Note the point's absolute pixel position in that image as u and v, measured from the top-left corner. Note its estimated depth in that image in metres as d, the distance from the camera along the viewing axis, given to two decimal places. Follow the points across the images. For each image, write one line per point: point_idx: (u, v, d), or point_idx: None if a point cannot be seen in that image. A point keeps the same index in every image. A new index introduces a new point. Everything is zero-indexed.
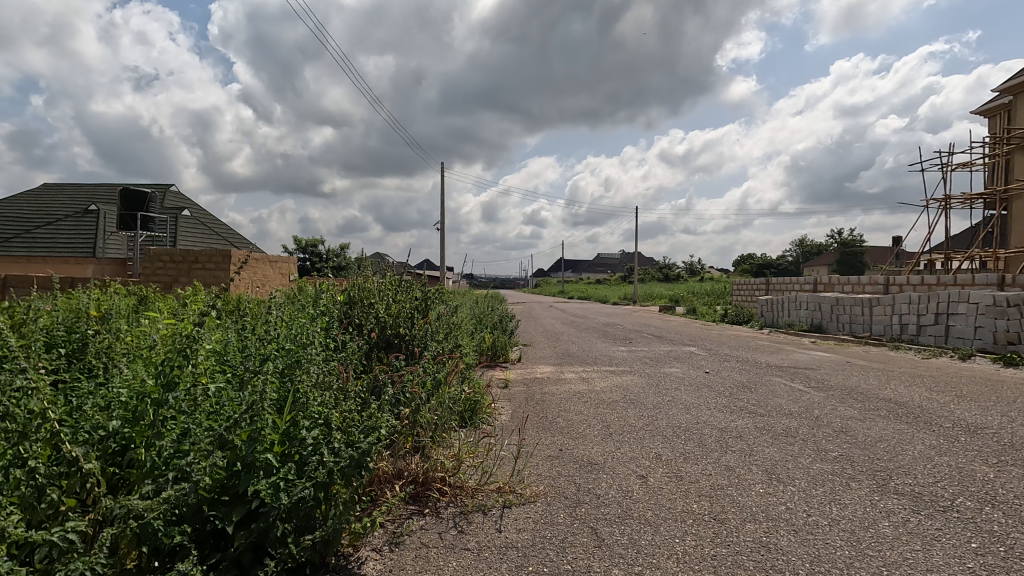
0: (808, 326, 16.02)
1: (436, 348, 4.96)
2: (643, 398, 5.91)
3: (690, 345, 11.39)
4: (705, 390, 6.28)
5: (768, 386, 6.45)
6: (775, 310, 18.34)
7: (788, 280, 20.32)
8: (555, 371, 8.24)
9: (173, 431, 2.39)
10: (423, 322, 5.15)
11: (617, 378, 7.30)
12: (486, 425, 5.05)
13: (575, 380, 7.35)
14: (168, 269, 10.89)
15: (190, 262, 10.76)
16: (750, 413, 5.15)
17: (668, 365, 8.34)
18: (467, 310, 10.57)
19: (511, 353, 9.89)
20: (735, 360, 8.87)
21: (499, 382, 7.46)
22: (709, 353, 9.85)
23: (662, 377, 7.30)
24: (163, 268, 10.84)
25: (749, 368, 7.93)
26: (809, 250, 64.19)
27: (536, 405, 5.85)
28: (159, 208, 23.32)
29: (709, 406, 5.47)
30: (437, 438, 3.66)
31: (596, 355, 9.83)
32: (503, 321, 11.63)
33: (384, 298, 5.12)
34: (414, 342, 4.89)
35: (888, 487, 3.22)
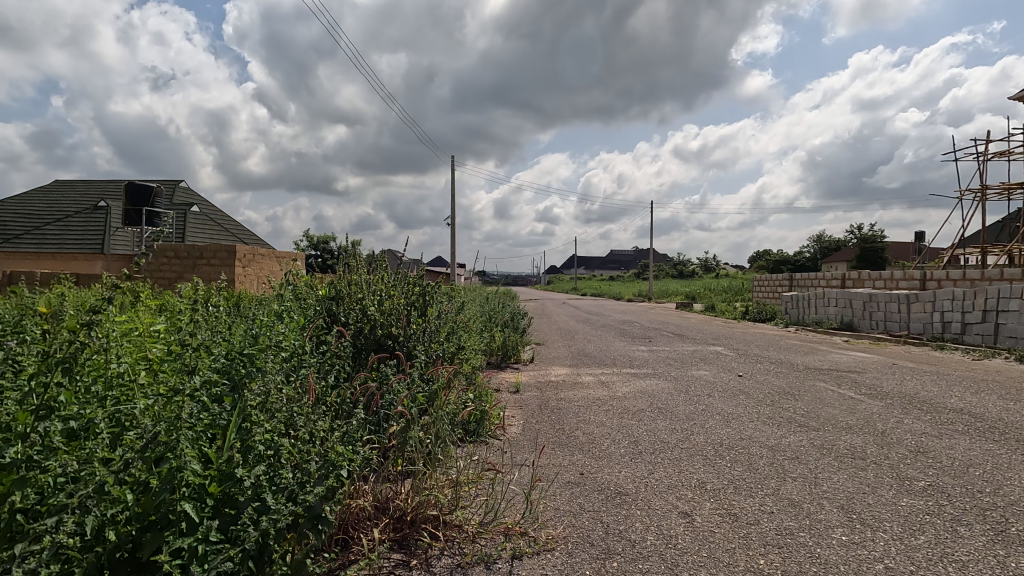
0: (838, 324, 15.13)
1: (434, 351, 4.32)
2: (673, 407, 5.20)
3: (716, 344, 10.63)
4: (742, 398, 5.54)
5: (814, 393, 5.70)
6: (801, 307, 17.45)
7: (813, 276, 19.38)
8: (571, 374, 7.53)
9: (51, 474, 1.75)
10: (421, 321, 4.47)
11: (641, 382, 6.58)
12: (494, 438, 4.39)
13: (594, 384, 6.65)
14: (173, 264, 10.33)
15: (195, 258, 10.18)
16: (801, 427, 4.41)
17: (696, 367, 7.60)
18: (476, 307, 9.92)
19: (523, 353, 9.23)
20: (768, 362, 8.11)
21: (510, 387, 6.80)
22: (738, 354, 9.07)
23: (691, 381, 6.56)
24: (166, 264, 10.30)
25: (786, 372, 7.16)
26: (828, 246, 62.70)
27: (551, 414, 5.18)
28: (167, 204, 22.97)
29: (751, 417, 4.75)
30: (431, 463, 2.99)
31: (615, 355, 9.11)
32: (515, 319, 10.93)
33: (376, 294, 4.45)
34: (409, 344, 4.22)
35: (1012, 537, 2.49)
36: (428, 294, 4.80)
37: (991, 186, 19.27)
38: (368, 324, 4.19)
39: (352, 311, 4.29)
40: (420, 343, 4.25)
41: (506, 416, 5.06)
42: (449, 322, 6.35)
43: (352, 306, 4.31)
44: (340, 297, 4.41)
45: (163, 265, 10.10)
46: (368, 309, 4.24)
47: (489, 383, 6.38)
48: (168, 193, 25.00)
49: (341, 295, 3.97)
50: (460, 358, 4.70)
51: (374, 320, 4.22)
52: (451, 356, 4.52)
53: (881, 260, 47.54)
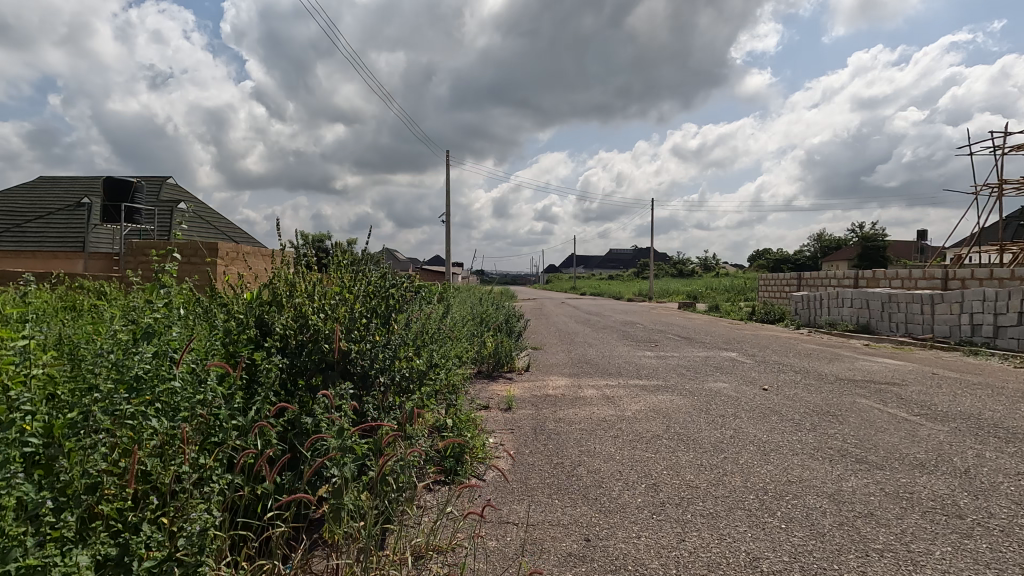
0: (854, 326, 14.24)
1: (399, 369, 3.39)
2: (695, 433, 4.32)
3: (729, 349, 9.74)
4: (775, 421, 4.64)
5: (859, 414, 4.83)
6: (812, 308, 16.59)
7: (823, 275, 18.53)
8: (570, 387, 6.62)
9: None
10: (384, 331, 3.51)
11: (652, 398, 5.68)
12: (474, 478, 3.53)
13: (598, 400, 5.75)
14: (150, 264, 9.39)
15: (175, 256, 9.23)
16: (860, 465, 3.51)
17: (712, 379, 6.72)
18: (466, 310, 9.03)
19: (518, 361, 8.32)
20: (791, 371, 7.23)
21: (500, 403, 5.92)
22: (755, 361, 8.20)
23: (709, 397, 5.67)
24: (144, 263, 9.36)
25: (816, 385, 6.27)
26: (830, 245, 61.93)
27: (547, 442, 4.30)
28: (150, 201, 22.01)
29: (794, 449, 3.86)
30: (362, 553, 2.18)
31: (620, 363, 8.21)
32: (510, 322, 10.04)
33: (327, 297, 3.37)
34: (364, 363, 3.23)
35: None
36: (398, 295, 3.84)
37: (1008, 181, 18.44)
38: (317, 326, 3.04)
39: (285, 300, 3.10)
40: (385, 355, 3.35)
41: (490, 446, 4.16)
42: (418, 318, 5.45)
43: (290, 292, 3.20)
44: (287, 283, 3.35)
45: (141, 263, 9.19)
46: (314, 299, 3.22)
47: (474, 400, 5.51)
48: (153, 189, 24.06)
49: (277, 285, 3.05)
50: (432, 377, 3.80)
51: (328, 310, 3.21)
52: (424, 370, 3.67)
53: (883, 258, 46.84)
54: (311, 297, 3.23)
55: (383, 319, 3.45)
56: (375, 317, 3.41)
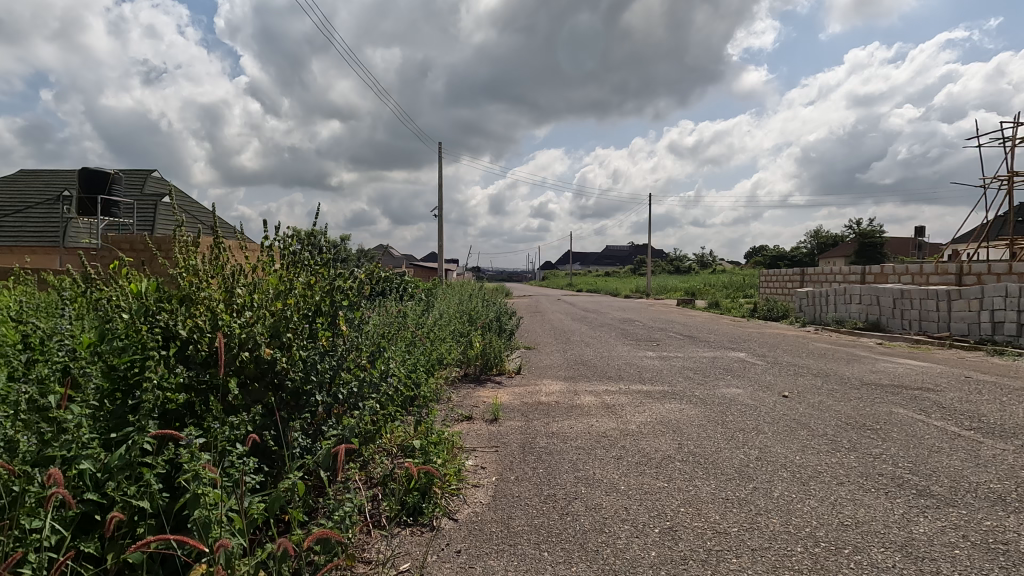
0: (864, 324, 13.59)
1: (342, 384, 2.68)
2: (714, 454, 3.62)
3: (737, 349, 9.05)
4: (804, 437, 3.94)
5: (900, 427, 4.16)
6: (818, 305, 15.94)
7: (828, 271, 17.91)
8: (565, 393, 5.91)
9: None
10: (329, 336, 2.78)
11: (659, 408, 4.98)
12: (441, 516, 2.84)
13: (596, 410, 5.04)
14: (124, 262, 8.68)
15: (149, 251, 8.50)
16: (924, 501, 2.82)
17: (722, 383, 6.03)
18: (453, 308, 8.31)
19: (509, 363, 7.60)
20: (809, 374, 6.54)
21: (486, 412, 5.21)
22: (768, 363, 7.50)
23: (725, 406, 4.98)
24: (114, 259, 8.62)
25: (842, 391, 5.57)
26: (827, 241, 61.50)
27: (537, 465, 3.60)
28: (130, 194, 21.12)
29: (837, 478, 3.17)
30: None
31: (619, 365, 7.52)
32: (500, 320, 9.31)
33: (255, 290, 2.64)
34: (295, 378, 2.49)
35: None
36: (356, 289, 3.11)
37: (1019, 175, 17.90)
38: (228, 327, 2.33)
39: (188, 291, 2.40)
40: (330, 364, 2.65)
41: (467, 471, 3.47)
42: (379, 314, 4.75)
43: (198, 280, 2.49)
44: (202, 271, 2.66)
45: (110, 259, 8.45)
46: (234, 294, 2.52)
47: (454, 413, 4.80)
48: (134, 183, 23.10)
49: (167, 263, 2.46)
50: (389, 391, 3.10)
51: (249, 307, 2.50)
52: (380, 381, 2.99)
53: (880, 254, 46.40)
54: (230, 291, 2.52)
55: (332, 317, 2.74)
56: (320, 314, 2.70)
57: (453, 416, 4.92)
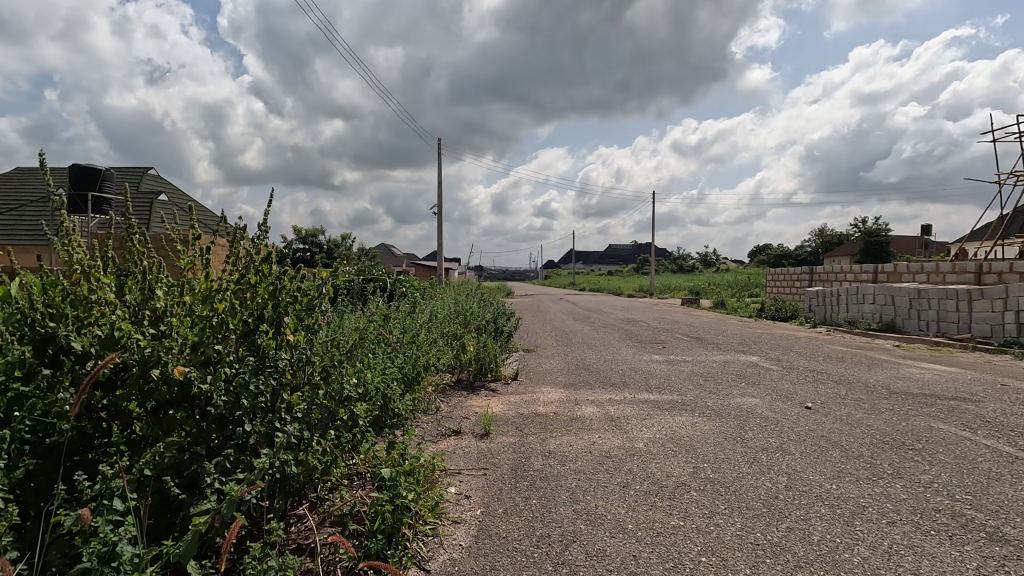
0: (878, 325, 13.03)
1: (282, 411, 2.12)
2: (735, 482, 3.11)
3: (749, 353, 8.52)
4: (838, 461, 3.41)
5: (946, 447, 3.65)
6: (829, 305, 15.40)
7: (838, 270, 17.37)
8: (565, 403, 5.39)
9: None
10: (274, 348, 2.23)
11: (671, 422, 4.46)
12: (409, 568, 2.32)
13: (600, 424, 4.52)
14: None
15: None
16: (1000, 549, 2.31)
17: (738, 392, 5.50)
18: (445, 309, 7.82)
19: (505, 368, 7.10)
20: (832, 382, 5.99)
21: (477, 426, 4.70)
22: (783, 368, 6.99)
23: (744, 420, 4.45)
24: None
25: (870, 402, 5.05)
26: (832, 240, 60.85)
27: (529, 495, 3.10)
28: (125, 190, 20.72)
29: (884, 515, 2.66)
30: None
31: (623, 370, 7.02)
32: (497, 321, 8.78)
33: (180, 297, 2.14)
34: (221, 404, 1.94)
35: None
36: (320, 289, 2.56)
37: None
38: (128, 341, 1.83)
39: (85, 295, 1.90)
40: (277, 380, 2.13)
41: (447, 503, 2.98)
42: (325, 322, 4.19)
43: (101, 281, 2.00)
44: (113, 270, 2.18)
45: None
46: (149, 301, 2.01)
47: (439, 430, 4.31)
48: (129, 179, 22.62)
49: (57, 249, 1.99)
50: (351, 415, 2.55)
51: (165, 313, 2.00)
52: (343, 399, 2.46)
53: (886, 253, 45.69)
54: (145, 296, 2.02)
55: (281, 321, 2.21)
56: (264, 319, 2.17)
57: (429, 436, 4.37)
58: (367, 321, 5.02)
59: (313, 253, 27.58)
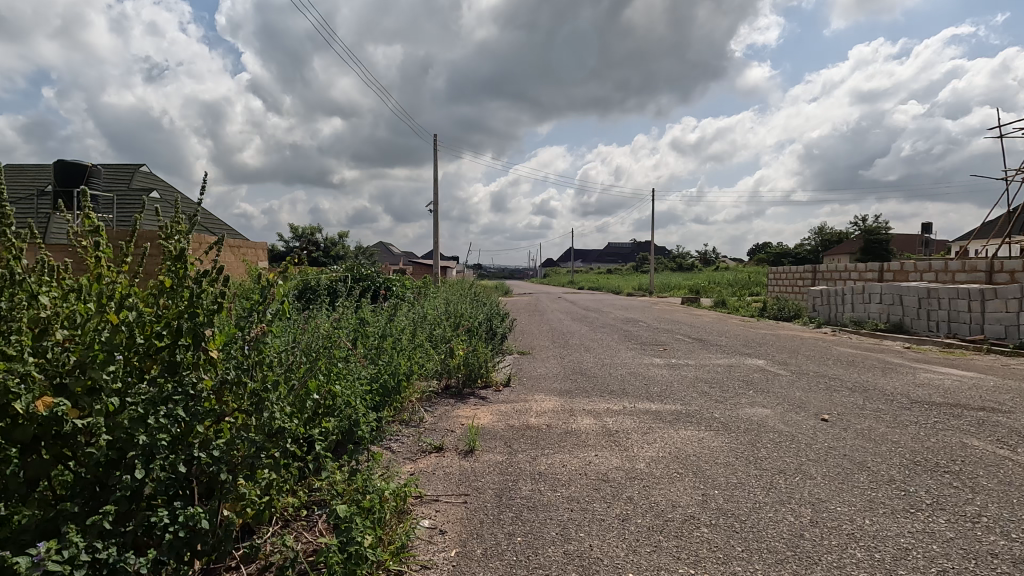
0: (885, 325, 12.63)
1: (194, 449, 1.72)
2: (752, 515, 2.70)
3: (755, 356, 8.09)
4: (867, 489, 2.98)
5: (986, 469, 3.24)
6: (833, 305, 15.00)
7: (843, 268, 16.97)
8: (559, 414, 4.96)
9: None
10: (193, 367, 1.82)
11: (677, 438, 4.02)
12: None
13: (596, 439, 4.09)
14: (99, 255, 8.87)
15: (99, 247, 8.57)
16: None
17: (747, 402, 5.07)
18: (434, 310, 7.40)
19: (497, 373, 6.68)
20: (847, 390, 5.56)
21: (461, 441, 4.29)
22: (792, 373, 6.58)
23: (757, 435, 4.02)
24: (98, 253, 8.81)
25: (891, 413, 4.64)
26: (832, 238, 60.50)
27: (514, 530, 2.68)
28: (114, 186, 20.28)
29: (931, 560, 2.25)
30: None
31: (623, 376, 6.61)
32: (490, 322, 8.37)
33: (73, 308, 1.69)
34: (108, 443, 1.54)
35: None
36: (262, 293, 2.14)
37: None
38: None
39: None
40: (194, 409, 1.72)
41: (417, 540, 2.58)
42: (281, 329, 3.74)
43: None
44: None
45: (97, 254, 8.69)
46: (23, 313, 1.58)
47: (420, 453, 3.92)
48: (119, 175, 22.12)
49: None
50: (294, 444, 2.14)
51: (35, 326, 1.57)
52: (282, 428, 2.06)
53: (887, 251, 45.30)
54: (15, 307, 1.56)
55: (200, 336, 1.79)
56: (181, 332, 1.77)
57: (405, 455, 3.93)
58: (341, 328, 4.62)
59: (308, 251, 27.11)
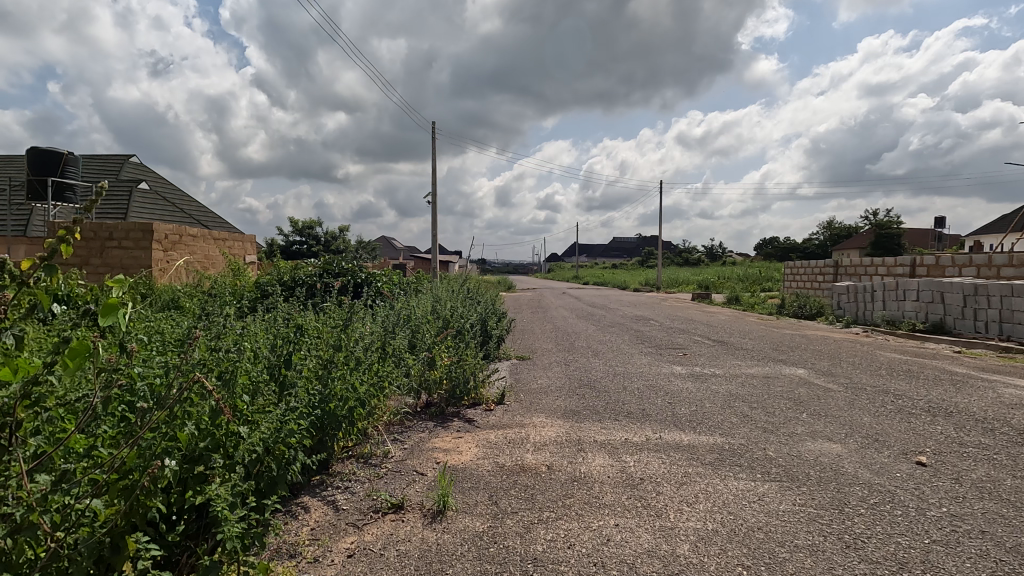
0: (923, 326, 11.45)
1: None
2: None
3: (793, 365, 6.95)
4: None
5: None
6: (862, 303, 13.81)
7: (869, 263, 15.79)
8: (563, 448, 3.84)
9: None
10: None
11: (730, 496, 2.89)
12: None
13: (615, 495, 2.96)
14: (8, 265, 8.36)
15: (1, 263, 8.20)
16: None
17: (806, 433, 3.93)
18: (417, 309, 6.29)
19: (489, 388, 5.56)
20: (925, 415, 4.41)
21: (429, 495, 3.14)
22: (847, 389, 5.42)
23: (842, 493, 2.89)
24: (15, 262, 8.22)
25: (1006, 451, 3.50)
26: (842, 233, 59.05)
27: None
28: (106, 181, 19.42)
29: None
30: None
31: (641, 391, 5.48)
32: (485, 324, 7.26)
33: None
34: None
35: None
36: None
37: None
38: None
39: None
40: None
41: None
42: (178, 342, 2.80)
43: None
44: None
45: None
46: None
47: (374, 526, 2.79)
48: (106, 167, 21.01)
49: None
50: None
51: None
52: None
53: (899, 245, 43.79)
54: None
55: None
56: None
57: (351, 520, 2.86)
58: (288, 339, 3.56)
59: (307, 245, 26.00)
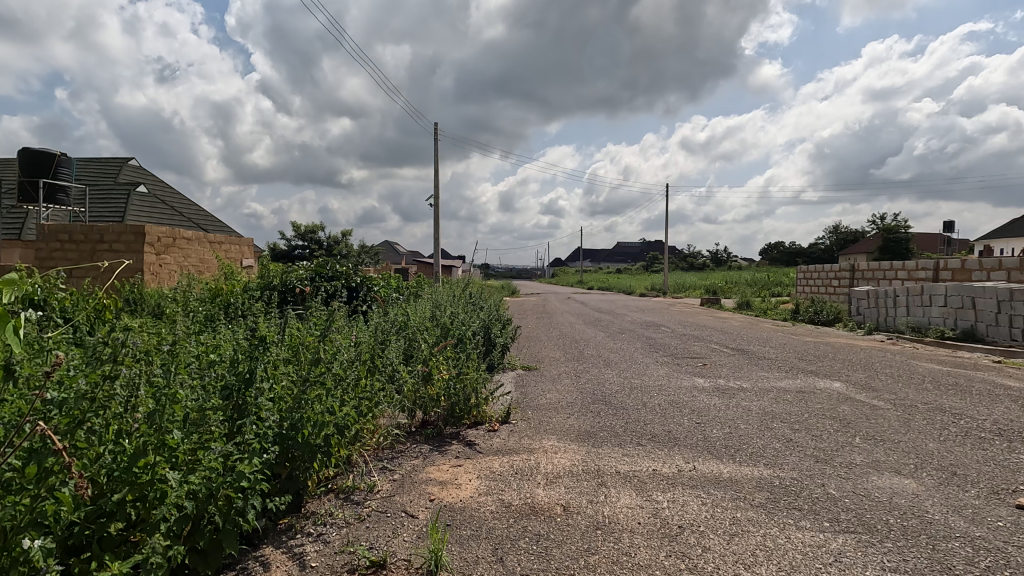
0: (952, 333, 10.81)
1: None
2: None
3: (827, 377, 6.33)
4: None
5: None
6: (883, 308, 13.17)
7: (888, 267, 15.15)
8: (581, 481, 3.24)
9: None
10: None
11: (797, 555, 2.28)
12: None
13: (651, 552, 2.36)
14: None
15: None
16: None
17: (869, 464, 3.32)
18: (414, 316, 5.70)
19: (492, 405, 4.95)
20: (999, 441, 3.79)
21: (415, 547, 2.54)
22: (896, 407, 4.81)
23: (940, 552, 2.27)
24: None
25: None
26: (849, 237, 58.26)
27: None
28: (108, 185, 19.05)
29: None
30: None
31: (665, 408, 4.86)
32: (488, 331, 6.68)
33: None
34: None
35: None
36: None
37: None
38: None
39: None
40: None
41: None
42: (110, 355, 2.26)
43: None
44: None
45: None
46: None
47: None
48: (105, 169, 20.57)
49: None
50: None
51: None
52: None
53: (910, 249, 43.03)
54: None
55: None
56: None
57: None
58: (256, 348, 2.94)
59: (310, 249, 25.54)
